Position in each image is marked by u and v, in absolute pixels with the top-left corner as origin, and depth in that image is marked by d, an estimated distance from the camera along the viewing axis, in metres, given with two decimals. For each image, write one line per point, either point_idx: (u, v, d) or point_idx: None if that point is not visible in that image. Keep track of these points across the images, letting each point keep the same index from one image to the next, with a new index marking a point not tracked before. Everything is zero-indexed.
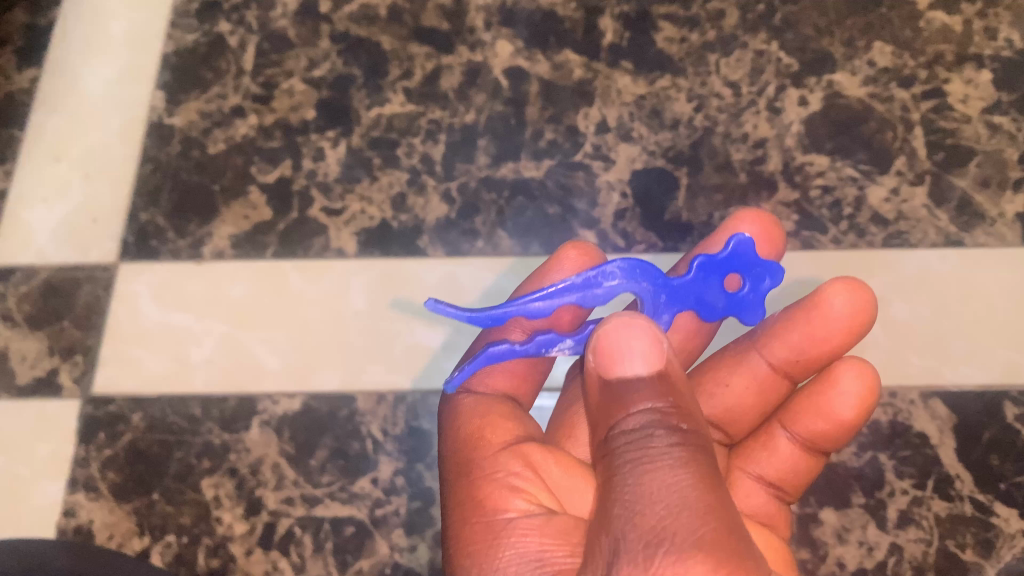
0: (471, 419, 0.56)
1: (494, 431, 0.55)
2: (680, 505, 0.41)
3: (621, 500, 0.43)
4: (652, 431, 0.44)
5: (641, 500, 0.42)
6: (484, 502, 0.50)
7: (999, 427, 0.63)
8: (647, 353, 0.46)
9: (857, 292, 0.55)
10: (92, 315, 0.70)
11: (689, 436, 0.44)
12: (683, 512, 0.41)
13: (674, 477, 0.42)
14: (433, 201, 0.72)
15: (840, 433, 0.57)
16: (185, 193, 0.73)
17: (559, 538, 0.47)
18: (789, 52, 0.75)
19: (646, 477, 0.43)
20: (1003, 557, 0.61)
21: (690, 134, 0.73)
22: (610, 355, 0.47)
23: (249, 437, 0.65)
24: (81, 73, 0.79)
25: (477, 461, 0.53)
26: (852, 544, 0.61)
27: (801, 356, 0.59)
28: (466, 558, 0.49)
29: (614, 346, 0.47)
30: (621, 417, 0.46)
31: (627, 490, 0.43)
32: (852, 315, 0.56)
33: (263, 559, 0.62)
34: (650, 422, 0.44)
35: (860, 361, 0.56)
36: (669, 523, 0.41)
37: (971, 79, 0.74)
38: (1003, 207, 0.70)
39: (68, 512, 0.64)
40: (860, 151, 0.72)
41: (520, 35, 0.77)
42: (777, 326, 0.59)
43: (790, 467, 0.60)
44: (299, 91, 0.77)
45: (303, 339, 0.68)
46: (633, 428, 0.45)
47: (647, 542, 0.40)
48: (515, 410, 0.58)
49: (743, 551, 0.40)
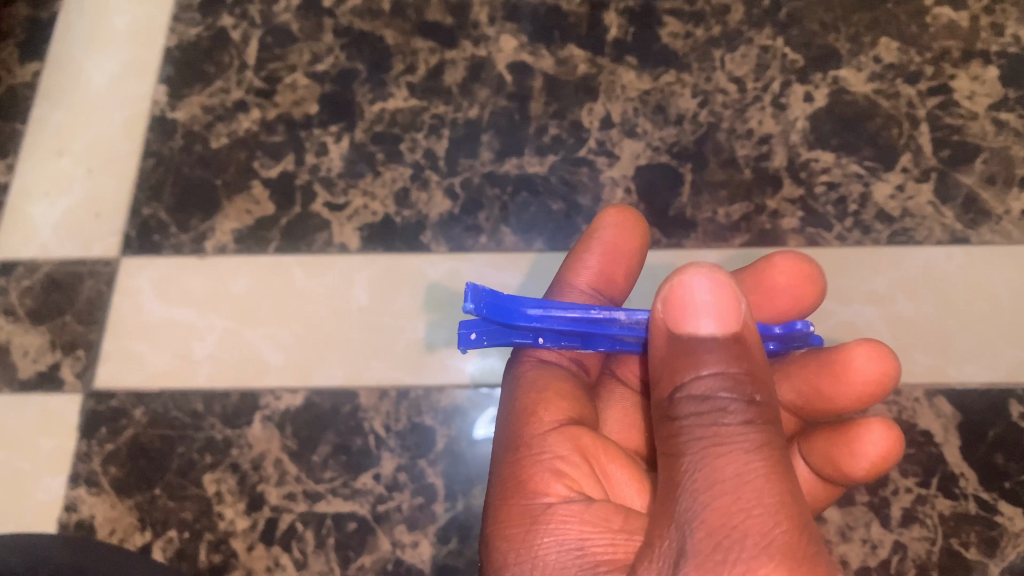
0: (529, 393, 0.54)
1: (547, 409, 0.53)
2: (752, 500, 0.40)
3: (688, 488, 0.41)
4: (728, 408, 0.42)
5: (710, 488, 0.41)
6: (525, 483, 0.50)
7: (1004, 425, 0.63)
8: (727, 313, 0.43)
9: (878, 361, 0.51)
10: (94, 310, 0.69)
11: (763, 413, 0.42)
12: (756, 509, 0.39)
13: (747, 466, 0.41)
14: (436, 197, 0.72)
15: (844, 478, 0.54)
16: (187, 188, 0.73)
17: (602, 526, 0.46)
18: (795, 48, 0.75)
19: (717, 464, 0.41)
20: (1007, 555, 0.60)
21: (695, 129, 0.73)
22: (687, 308, 0.44)
23: (251, 432, 0.65)
24: (84, 67, 0.79)
25: (525, 439, 0.52)
26: (856, 542, 0.61)
27: (810, 403, 0.56)
28: (502, 540, 0.48)
29: (684, 299, 0.44)
30: (690, 380, 0.43)
31: (698, 476, 0.41)
32: (870, 381, 0.52)
33: (265, 555, 0.62)
34: (723, 394, 0.42)
35: (886, 421, 0.51)
36: (740, 522, 0.39)
37: (977, 75, 0.73)
38: (1009, 204, 0.69)
39: (70, 506, 0.64)
40: (865, 147, 0.71)
41: (524, 29, 0.77)
42: (791, 370, 0.57)
43: (802, 491, 0.58)
44: (302, 86, 0.76)
45: (305, 334, 0.68)
46: (703, 398, 0.43)
47: (717, 542, 0.39)
48: (577, 388, 0.56)
49: (817, 553, 0.39)
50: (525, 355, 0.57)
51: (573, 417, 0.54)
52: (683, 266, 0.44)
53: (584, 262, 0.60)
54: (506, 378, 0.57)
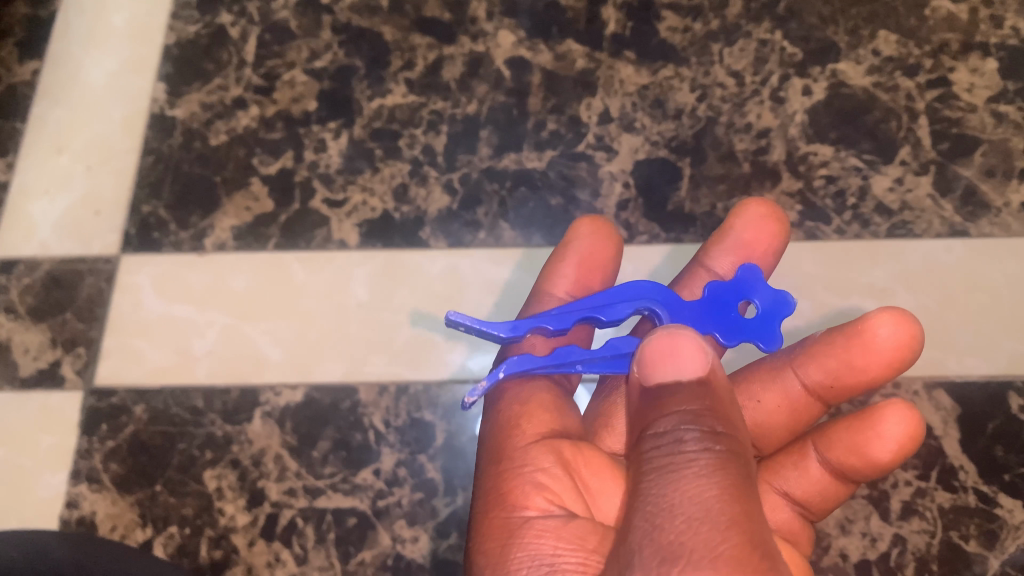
0: (512, 405, 0.55)
1: (531, 422, 0.54)
2: (701, 519, 0.40)
3: (642, 510, 0.42)
4: (684, 437, 0.43)
5: (665, 510, 0.41)
6: (505, 497, 0.50)
7: (1003, 417, 0.63)
8: (693, 360, 0.45)
9: (904, 325, 0.52)
10: (94, 307, 0.70)
11: (724, 442, 0.43)
12: (703, 526, 0.40)
13: (698, 488, 0.41)
14: (435, 193, 0.72)
15: (868, 471, 0.54)
16: (187, 185, 0.73)
17: (576, 543, 0.47)
18: (793, 42, 0.75)
19: (672, 486, 0.42)
20: (1007, 548, 0.60)
21: (693, 123, 0.73)
22: (655, 356, 0.46)
23: (251, 428, 0.65)
24: (83, 65, 0.79)
25: (507, 453, 0.52)
26: (855, 535, 0.61)
27: (836, 382, 0.55)
28: (481, 554, 0.49)
29: (656, 348, 0.46)
30: (655, 417, 0.45)
31: (653, 498, 0.42)
32: (897, 346, 0.52)
33: (265, 550, 0.63)
34: (684, 426, 0.44)
35: (906, 404, 0.51)
36: (688, 538, 0.40)
37: (977, 67, 0.73)
38: (1008, 196, 0.69)
39: (72, 503, 0.64)
40: (864, 141, 0.71)
41: (523, 25, 0.77)
42: (817, 348, 0.56)
43: (817, 490, 0.57)
44: (301, 82, 0.76)
45: (305, 330, 0.68)
46: (664, 431, 0.44)
47: (663, 556, 0.40)
48: (559, 398, 0.57)
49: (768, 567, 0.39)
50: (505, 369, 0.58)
51: (558, 431, 0.54)
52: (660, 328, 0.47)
53: (561, 273, 0.61)
54: (486, 396, 0.57)
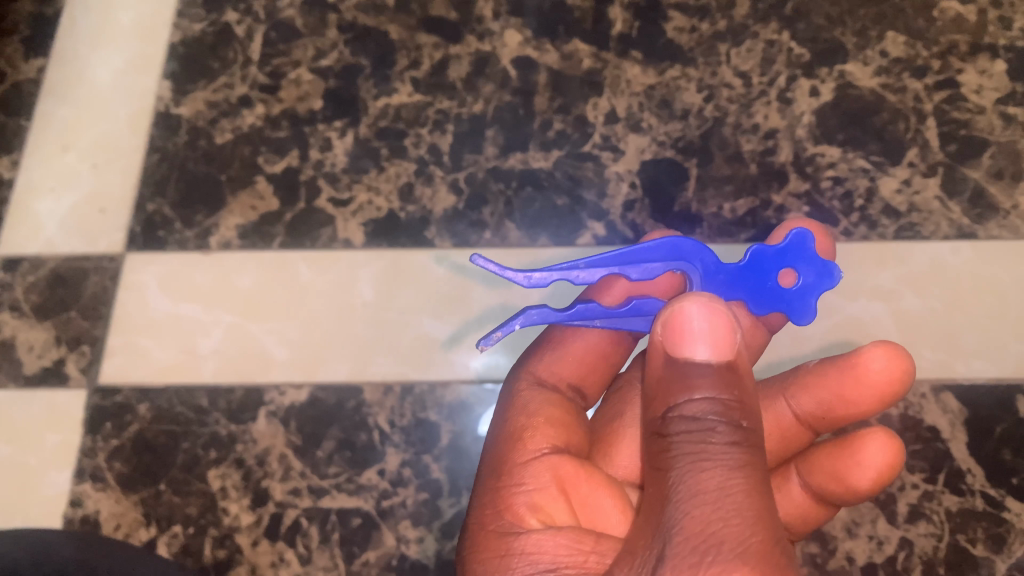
0: (519, 415, 0.55)
1: (534, 436, 0.53)
2: (731, 513, 0.40)
3: (673, 501, 0.42)
4: (712, 427, 0.43)
5: (693, 499, 0.41)
6: (507, 510, 0.50)
7: (1012, 421, 0.63)
8: (721, 338, 0.45)
9: (895, 361, 0.51)
10: (99, 305, 0.69)
11: (748, 434, 0.43)
12: (734, 520, 0.40)
13: (728, 481, 0.41)
14: (440, 192, 0.71)
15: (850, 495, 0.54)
16: (192, 183, 0.73)
17: (575, 548, 0.47)
18: (801, 42, 0.74)
19: (701, 477, 0.42)
20: (1014, 552, 0.60)
21: (701, 124, 0.72)
22: (683, 333, 0.45)
23: (255, 427, 0.65)
24: (88, 63, 0.78)
25: (511, 464, 0.52)
26: (862, 538, 0.60)
27: (829, 412, 0.56)
28: (481, 562, 0.49)
29: (685, 325, 0.45)
30: (682, 398, 0.44)
31: (682, 487, 0.42)
32: (888, 381, 0.52)
33: (269, 550, 0.62)
34: (712, 413, 0.43)
35: (887, 432, 0.52)
36: (719, 530, 0.40)
37: (985, 69, 0.73)
38: (1016, 199, 0.69)
39: (76, 502, 0.64)
40: (871, 142, 0.71)
41: (529, 24, 0.77)
42: (810, 379, 0.56)
43: (801, 512, 0.58)
44: (307, 81, 0.76)
45: (310, 330, 0.68)
46: (694, 415, 0.44)
47: (695, 547, 0.40)
48: (570, 414, 0.57)
49: (790, 563, 0.39)
50: (521, 374, 0.58)
51: (561, 445, 0.54)
52: (687, 294, 0.46)
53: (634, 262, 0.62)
54: (499, 398, 0.57)
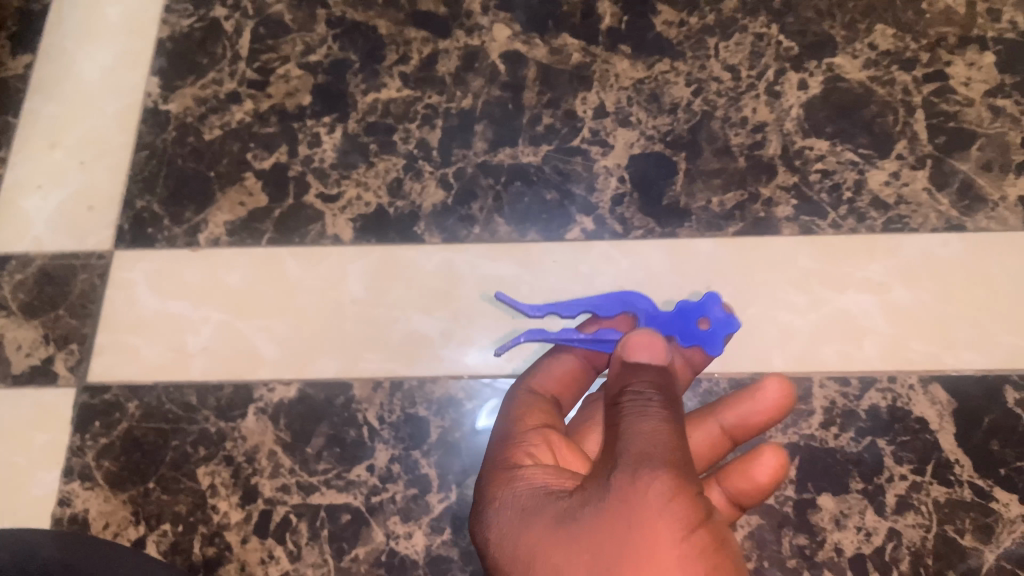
0: (509, 402, 0.58)
1: (529, 415, 0.56)
2: (665, 446, 0.45)
3: (619, 440, 0.46)
4: (653, 393, 0.48)
5: (635, 437, 0.46)
6: (497, 467, 0.53)
7: (1000, 412, 0.62)
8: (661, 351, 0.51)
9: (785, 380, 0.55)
10: (88, 303, 0.69)
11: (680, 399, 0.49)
12: (668, 453, 0.45)
13: (662, 423, 0.46)
14: (430, 187, 0.71)
15: (755, 498, 0.53)
16: (181, 180, 0.73)
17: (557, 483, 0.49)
18: (790, 36, 0.74)
19: (641, 420, 0.47)
20: (1003, 542, 0.60)
21: (690, 118, 0.72)
22: (641, 344, 0.50)
23: (245, 425, 0.65)
24: (76, 59, 0.78)
25: (503, 433, 0.55)
26: (850, 530, 0.60)
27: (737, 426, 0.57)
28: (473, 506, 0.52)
29: (646, 339, 0.51)
30: (630, 372, 0.50)
31: (625, 428, 0.47)
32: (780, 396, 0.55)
33: (259, 547, 0.62)
34: (653, 381, 0.49)
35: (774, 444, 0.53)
36: (654, 454, 0.44)
37: (973, 61, 0.73)
38: (1005, 190, 0.68)
39: (64, 501, 0.64)
40: (860, 135, 0.71)
41: (518, 18, 0.76)
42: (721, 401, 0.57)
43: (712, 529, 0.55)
44: (296, 76, 0.76)
45: (300, 326, 0.68)
46: (638, 385, 0.48)
47: (633, 468, 0.44)
48: (556, 414, 0.57)
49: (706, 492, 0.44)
50: (518, 386, 0.59)
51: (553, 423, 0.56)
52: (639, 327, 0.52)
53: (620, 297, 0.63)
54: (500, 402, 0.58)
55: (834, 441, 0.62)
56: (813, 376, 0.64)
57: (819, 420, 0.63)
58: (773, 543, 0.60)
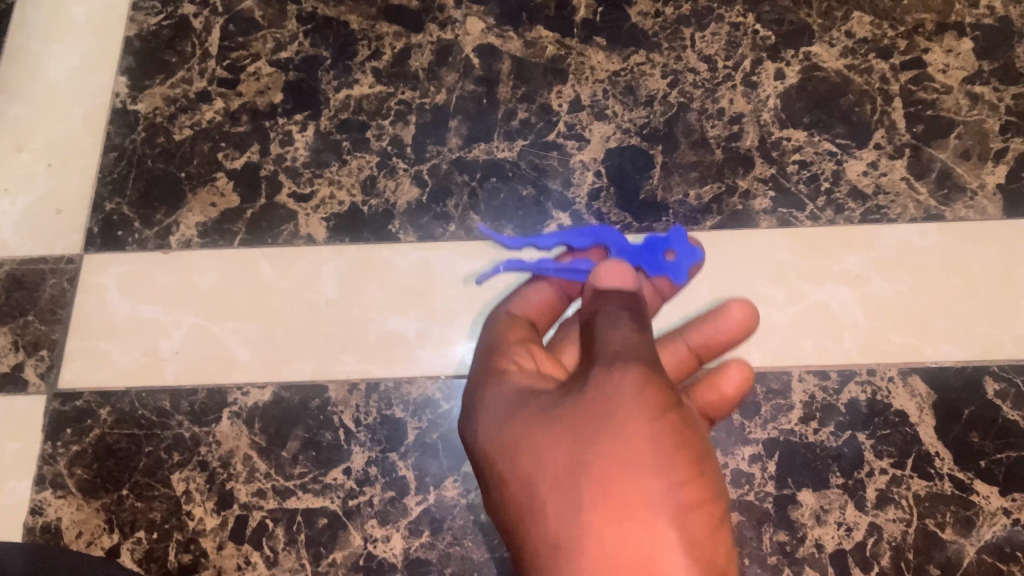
0: (497, 326, 0.58)
1: (513, 333, 0.57)
2: (641, 351, 0.46)
3: (599, 342, 0.47)
4: (622, 315, 0.48)
5: (615, 343, 0.46)
6: (484, 374, 0.53)
7: (979, 403, 0.62)
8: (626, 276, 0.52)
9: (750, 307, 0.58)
10: (57, 309, 0.68)
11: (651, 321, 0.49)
12: (642, 358, 0.45)
13: (636, 334, 0.47)
14: (404, 184, 0.70)
15: (723, 408, 0.55)
16: (151, 182, 0.72)
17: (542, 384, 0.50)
18: (766, 25, 0.73)
19: (618, 330, 0.47)
20: (983, 535, 0.59)
21: (666, 110, 0.71)
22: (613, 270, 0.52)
23: (219, 429, 0.65)
24: (43, 60, 0.77)
25: (491, 347, 0.55)
26: (830, 525, 0.60)
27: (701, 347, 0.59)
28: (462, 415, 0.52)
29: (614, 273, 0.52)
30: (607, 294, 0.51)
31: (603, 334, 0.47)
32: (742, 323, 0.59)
33: (235, 553, 0.62)
34: (629, 304, 0.50)
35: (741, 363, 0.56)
36: (629, 355, 0.45)
37: (951, 47, 0.72)
38: (983, 178, 0.68)
39: (36, 510, 0.63)
40: (838, 125, 0.70)
41: (492, 12, 0.75)
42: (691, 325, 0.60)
43: None
44: (266, 73, 0.75)
45: (275, 329, 0.67)
46: (616, 304, 0.49)
47: (611, 362, 0.45)
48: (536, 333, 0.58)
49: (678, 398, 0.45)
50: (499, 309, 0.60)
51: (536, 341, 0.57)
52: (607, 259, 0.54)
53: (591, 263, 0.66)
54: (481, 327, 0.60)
55: (814, 436, 0.62)
56: (793, 370, 0.63)
57: (799, 415, 0.62)
58: (754, 540, 0.60)
